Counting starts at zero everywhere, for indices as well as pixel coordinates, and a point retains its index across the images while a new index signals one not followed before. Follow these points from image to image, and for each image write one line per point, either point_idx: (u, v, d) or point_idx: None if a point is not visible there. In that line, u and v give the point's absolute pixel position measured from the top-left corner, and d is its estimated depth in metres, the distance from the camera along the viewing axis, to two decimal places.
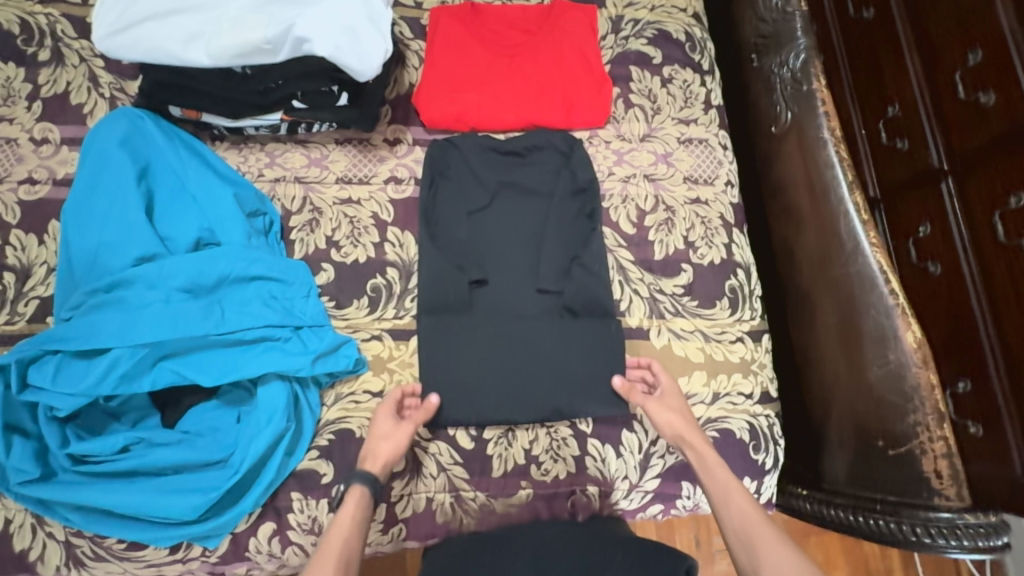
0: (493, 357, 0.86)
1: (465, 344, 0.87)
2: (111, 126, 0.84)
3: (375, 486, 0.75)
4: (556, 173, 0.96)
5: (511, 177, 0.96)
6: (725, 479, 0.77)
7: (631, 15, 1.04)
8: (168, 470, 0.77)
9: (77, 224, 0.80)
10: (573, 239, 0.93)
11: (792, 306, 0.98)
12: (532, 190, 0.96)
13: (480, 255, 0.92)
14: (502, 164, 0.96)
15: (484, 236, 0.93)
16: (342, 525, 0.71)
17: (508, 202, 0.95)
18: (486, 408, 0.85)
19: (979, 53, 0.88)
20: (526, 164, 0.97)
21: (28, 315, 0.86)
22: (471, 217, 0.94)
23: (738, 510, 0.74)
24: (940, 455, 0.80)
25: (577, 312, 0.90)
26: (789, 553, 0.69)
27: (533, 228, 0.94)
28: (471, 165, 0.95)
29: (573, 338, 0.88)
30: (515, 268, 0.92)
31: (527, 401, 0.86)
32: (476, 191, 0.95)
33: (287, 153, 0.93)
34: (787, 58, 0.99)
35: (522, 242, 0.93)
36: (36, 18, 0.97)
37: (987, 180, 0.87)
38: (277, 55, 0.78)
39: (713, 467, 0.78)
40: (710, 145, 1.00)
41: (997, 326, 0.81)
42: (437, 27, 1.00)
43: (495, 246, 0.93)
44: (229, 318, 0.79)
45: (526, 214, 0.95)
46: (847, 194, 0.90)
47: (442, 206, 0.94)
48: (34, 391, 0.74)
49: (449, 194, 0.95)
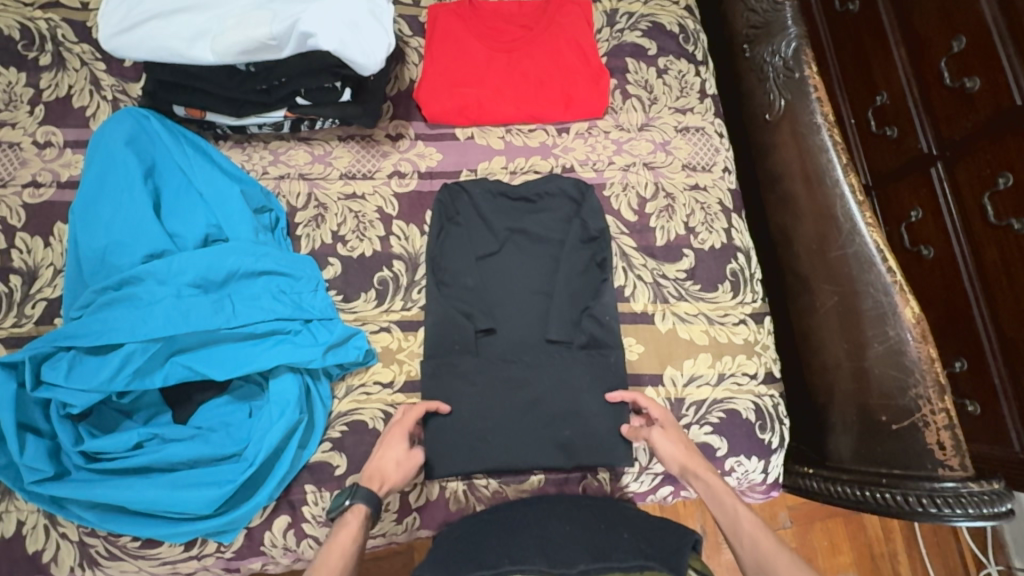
0: (503, 402, 0.86)
1: (473, 389, 0.86)
2: (116, 125, 0.85)
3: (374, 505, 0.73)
4: (567, 221, 0.96)
5: (520, 224, 0.96)
6: (734, 508, 0.74)
7: (626, 8, 1.07)
8: (182, 465, 0.77)
9: (86, 223, 0.80)
10: (578, 226, 0.95)
11: (793, 291, 1.00)
12: (543, 238, 0.96)
13: (488, 303, 0.92)
14: (513, 210, 0.96)
15: (494, 279, 0.94)
16: (342, 543, 0.68)
17: (518, 249, 0.95)
18: (493, 454, 0.84)
19: (962, 40, 0.93)
20: (535, 210, 0.97)
21: (35, 318, 0.86)
22: (480, 262, 0.94)
23: (751, 542, 0.70)
24: (942, 426, 0.80)
25: (586, 364, 0.89)
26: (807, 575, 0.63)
27: (543, 273, 0.94)
28: (481, 212, 0.96)
29: (577, 384, 0.88)
30: (524, 317, 0.92)
31: (535, 447, 0.85)
32: (485, 236, 0.95)
33: (290, 150, 0.94)
34: (778, 46, 1.02)
35: (529, 288, 0.93)
36: (37, 23, 0.98)
37: (974, 165, 0.94)
38: (281, 51, 0.79)
39: (721, 495, 0.76)
40: (707, 133, 1.02)
41: (990, 304, 0.91)
42: (436, 24, 1.01)
43: (505, 291, 0.93)
44: (240, 311, 0.79)
45: (535, 258, 0.95)
46: (843, 176, 0.92)
47: (449, 250, 0.94)
48: (47, 388, 0.74)
49: (458, 239, 0.94)
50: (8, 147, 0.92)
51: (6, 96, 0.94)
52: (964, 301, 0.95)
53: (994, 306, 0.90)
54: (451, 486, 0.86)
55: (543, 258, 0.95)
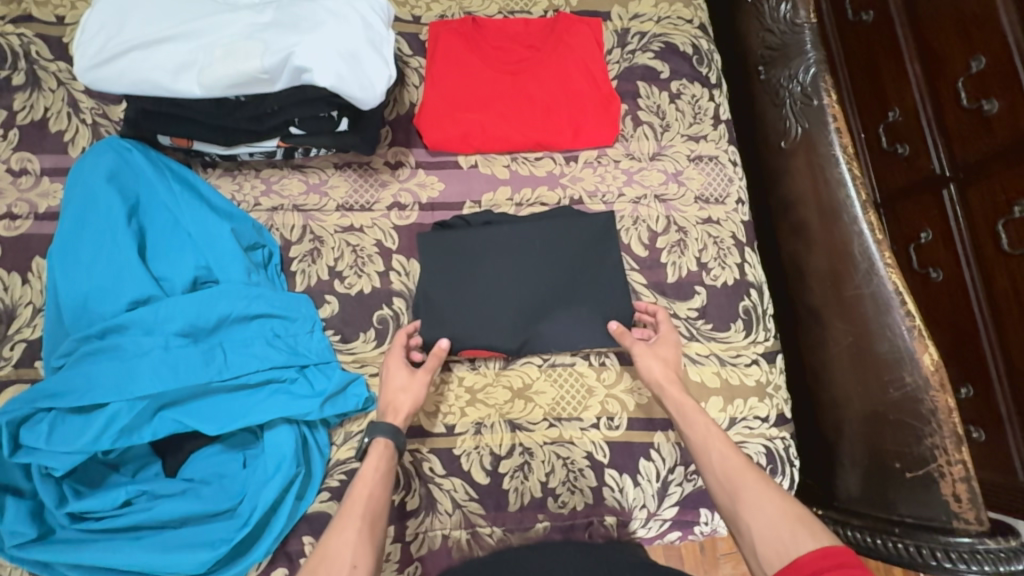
0: (497, 283, 0.85)
1: (470, 259, 0.86)
2: (96, 159, 0.79)
3: (398, 440, 0.75)
4: (579, 254, 0.88)
5: (522, 252, 0.87)
6: (704, 427, 0.75)
7: (637, 28, 1.01)
8: (173, 523, 0.73)
9: (65, 268, 0.75)
10: (586, 257, 0.88)
11: (804, 325, 0.97)
12: (551, 272, 0.86)
13: (483, 320, 0.84)
14: (519, 242, 0.87)
15: (497, 317, 0.85)
16: (366, 478, 0.71)
17: (523, 284, 0.86)
18: (479, 323, 0.84)
19: (982, 60, 0.90)
20: (540, 237, 0.88)
21: (14, 360, 0.81)
22: (480, 295, 0.85)
23: (718, 458, 0.72)
24: (958, 478, 0.78)
25: (585, 253, 0.88)
26: (775, 498, 0.66)
27: (552, 309, 0.86)
28: (478, 240, 0.87)
29: (575, 281, 0.87)
30: (517, 319, 0.85)
31: (513, 301, 0.85)
32: (483, 265, 0.86)
33: (284, 179, 0.89)
34: (796, 71, 0.97)
35: (538, 328, 0.86)
36: (8, 39, 0.91)
37: (989, 190, 0.91)
38: (273, 84, 0.74)
39: (690, 415, 0.77)
40: (721, 162, 0.98)
41: (998, 332, 0.90)
42: (437, 42, 0.96)
43: (511, 328, 0.85)
44: (232, 362, 0.76)
45: (542, 291, 0.86)
46: (861, 213, 0.88)
47: (444, 283, 0.86)
48: (27, 451, 0.70)
49: (453, 270, 0.86)
50: None
51: None
52: (972, 326, 0.94)
53: (1002, 334, 0.89)
54: (454, 533, 0.83)
55: (552, 293, 0.86)
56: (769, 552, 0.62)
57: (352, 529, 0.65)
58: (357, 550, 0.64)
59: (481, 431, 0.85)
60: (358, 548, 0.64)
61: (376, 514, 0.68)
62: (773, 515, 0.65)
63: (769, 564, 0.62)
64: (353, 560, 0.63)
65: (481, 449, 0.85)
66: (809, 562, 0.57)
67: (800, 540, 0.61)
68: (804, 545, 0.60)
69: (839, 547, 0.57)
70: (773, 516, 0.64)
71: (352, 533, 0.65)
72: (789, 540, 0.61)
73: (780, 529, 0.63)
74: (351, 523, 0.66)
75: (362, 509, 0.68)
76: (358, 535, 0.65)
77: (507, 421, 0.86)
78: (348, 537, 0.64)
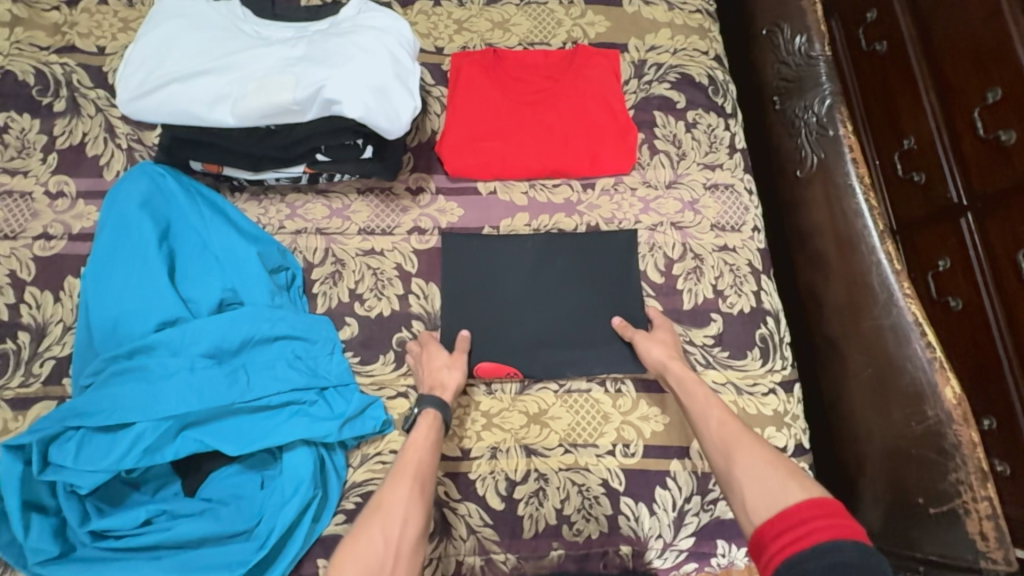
0: (517, 297, 0.91)
1: (493, 275, 0.91)
2: (132, 185, 0.83)
3: (446, 411, 0.78)
4: (597, 273, 0.93)
5: (544, 267, 0.92)
6: (705, 396, 0.79)
7: (654, 59, 1.04)
8: (191, 544, 0.74)
9: (98, 290, 0.78)
10: (606, 276, 0.93)
11: (822, 355, 0.97)
12: (569, 290, 0.92)
13: (501, 332, 0.89)
14: (539, 260, 0.93)
15: (513, 329, 0.90)
16: (417, 445, 0.75)
17: (542, 299, 0.91)
18: (497, 336, 0.89)
19: (997, 92, 0.91)
20: (562, 252, 0.93)
21: (43, 377, 0.83)
22: (501, 308, 0.90)
23: (716, 423, 0.76)
24: (985, 516, 0.76)
25: (603, 271, 0.93)
26: (764, 454, 0.71)
27: (567, 325, 0.91)
28: (503, 250, 0.92)
29: (590, 299, 0.92)
30: (533, 332, 0.90)
31: (531, 317, 0.90)
32: (504, 274, 0.91)
33: (308, 204, 0.91)
34: (811, 102, 0.98)
35: (553, 344, 0.90)
36: (52, 68, 0.95)
37: (1008, 221, 0.91)
38: (304, 114, 0.78)
39: (690, 385, 0.80)
40: (736, 190, 0.99)
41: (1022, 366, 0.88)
42: (460, 73, 0.99)
43: (527, 343, 0.89)
44: (255, 383, 0.77)
45: (560, 307, 0.91)
46: (878, 243, 0.88)
47: (467, 291, 0.90)
48: (54, 469, 0.71)
49: (477, 278, 0.91)
50: (20, 197, 0.90)
51: (19, 143, 0.92)
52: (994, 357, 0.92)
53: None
54: (468, 558, 0.82)
55: (569, 308, 0.91)
56: (757, 503, 0.66)
57: (405, 490, 0.70)
58: (410, 509, 0.69)
59: (496, 456, 0.85)
60: (409, 505, 0.69)
61: (424, 478, 0.73)
62: (765, 472, 0.69)
63: (755, 513, 0.66)
64: (405, 513, 0.69)
65: (496, 473, 0.85)
66: (800, 512, 0.61)
67: (789, 490, 0.65)
68: (793, 497, 0.64)
69: (828, 498, 0.61)
70: (765, 474, 0.68)
71: (405, 491, 0.70)
72: (779, 494, 0.65)
73: (772, 486, 0.67)
74: (404, 484, 0.71)
75: (413, 471, 0.72)
76: (409, 489, 0.71)
77: (523, 447, 0.86)
78: (401, 493, 0.70)
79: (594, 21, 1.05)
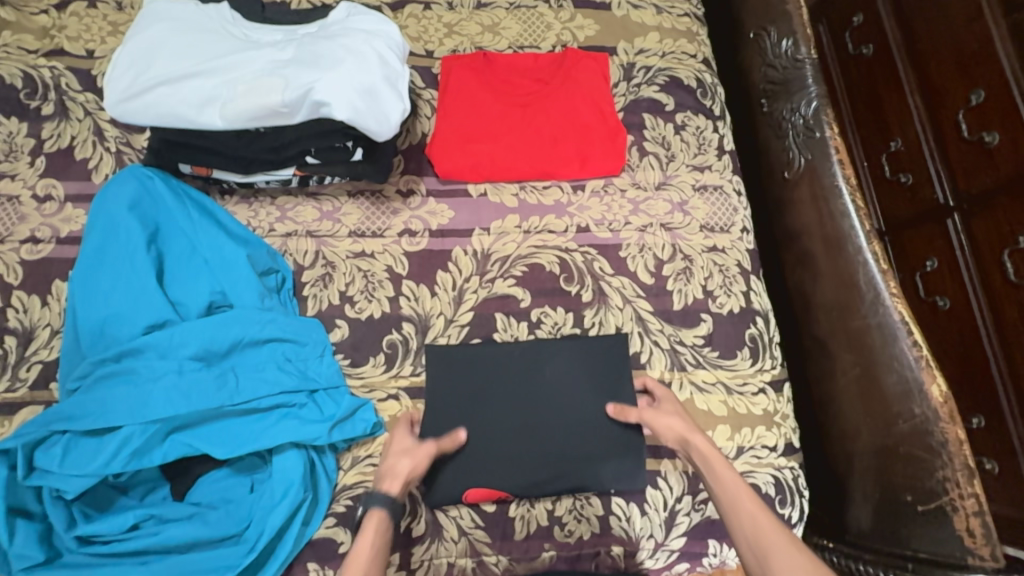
0: (502, 400, 0.86)
1: (476, 375, 0.86)
2: (119, 188, 0.82)
3: (394, 509, 0.73)
4: (588, 378, 0.88)
5: (531, 372, 0.87)
6: (735, 488, 0.75)
7: (643, 62, 1.05)
8: (180, 548, 0.73)
9: (85, 293, 0.77)
10: (604, 378, 0.88)
11: (813, 355, 0.97)
12: (557, 397, 0.87)
13: (484, 433, 0.84)
14: (525, 361, 0.88)
15: (510, 471, 0.83)
16: (362, 555, 0.68)
17: (528, 400, 0.86)
18: (481, 440, 0.84)
19: (981, 94, 0.92)
20: (550, 361, 0.88)
21: (30, 381, 0.83)
22: (484, 410, 0.85)
23: (749, 518, 0.72)
24: (971, 513, 0.76)
25: (594, 378, 0.88)
26: (802, 561, 0.68)
27: (557, 430, 0.85)
28: (486, 353, 0.88)
29: (583, 416, 0.86)
30: (520, 433, 0.85)
31: (516, 415, 0.85)
32: (488, 376, 0.87)
33: (298, 206, 0.91)
34: (798, 105, 0.99)
35: (551, 446, 0.85)
36: (40, 71, 0.95)
37: (993, 222, 0.92)
38: (293, 117, 0.78)
39: (720, 473, 0.76)
40: (725, 192, 1.00)
41: (1009, 364, 0.89)
42: (450, 76, 1.00)
43: (511, 444, 0.84)
44: (244, 386, 0.77)
45: (558, 404, 0.86)
46: (865, 243, 0.89)
47: (450, 400, 0.85)
48: (40, 474, 0.71)
49: (468, 377, 0.86)
50: (7, 200, 0.90)
51: (6, 147, 0.92)
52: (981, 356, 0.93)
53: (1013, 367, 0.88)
54: (459, 560, 0.82)
55: (559, 417, 0.86)
56: None
57: None
58: None
59: None
60: None
61: None
62: None
63: None
64: None
65: None
66: None
67: None
68: None
69: None
70: None
71: None
72: None
73: None
74: None
75: None
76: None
77: None
78: None
79: (583, 25, 1.06)
